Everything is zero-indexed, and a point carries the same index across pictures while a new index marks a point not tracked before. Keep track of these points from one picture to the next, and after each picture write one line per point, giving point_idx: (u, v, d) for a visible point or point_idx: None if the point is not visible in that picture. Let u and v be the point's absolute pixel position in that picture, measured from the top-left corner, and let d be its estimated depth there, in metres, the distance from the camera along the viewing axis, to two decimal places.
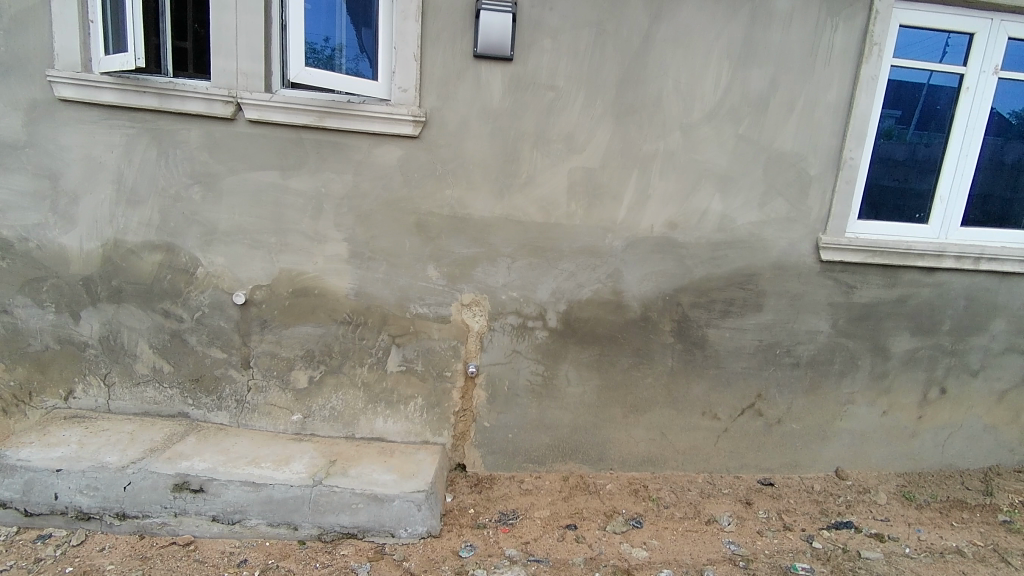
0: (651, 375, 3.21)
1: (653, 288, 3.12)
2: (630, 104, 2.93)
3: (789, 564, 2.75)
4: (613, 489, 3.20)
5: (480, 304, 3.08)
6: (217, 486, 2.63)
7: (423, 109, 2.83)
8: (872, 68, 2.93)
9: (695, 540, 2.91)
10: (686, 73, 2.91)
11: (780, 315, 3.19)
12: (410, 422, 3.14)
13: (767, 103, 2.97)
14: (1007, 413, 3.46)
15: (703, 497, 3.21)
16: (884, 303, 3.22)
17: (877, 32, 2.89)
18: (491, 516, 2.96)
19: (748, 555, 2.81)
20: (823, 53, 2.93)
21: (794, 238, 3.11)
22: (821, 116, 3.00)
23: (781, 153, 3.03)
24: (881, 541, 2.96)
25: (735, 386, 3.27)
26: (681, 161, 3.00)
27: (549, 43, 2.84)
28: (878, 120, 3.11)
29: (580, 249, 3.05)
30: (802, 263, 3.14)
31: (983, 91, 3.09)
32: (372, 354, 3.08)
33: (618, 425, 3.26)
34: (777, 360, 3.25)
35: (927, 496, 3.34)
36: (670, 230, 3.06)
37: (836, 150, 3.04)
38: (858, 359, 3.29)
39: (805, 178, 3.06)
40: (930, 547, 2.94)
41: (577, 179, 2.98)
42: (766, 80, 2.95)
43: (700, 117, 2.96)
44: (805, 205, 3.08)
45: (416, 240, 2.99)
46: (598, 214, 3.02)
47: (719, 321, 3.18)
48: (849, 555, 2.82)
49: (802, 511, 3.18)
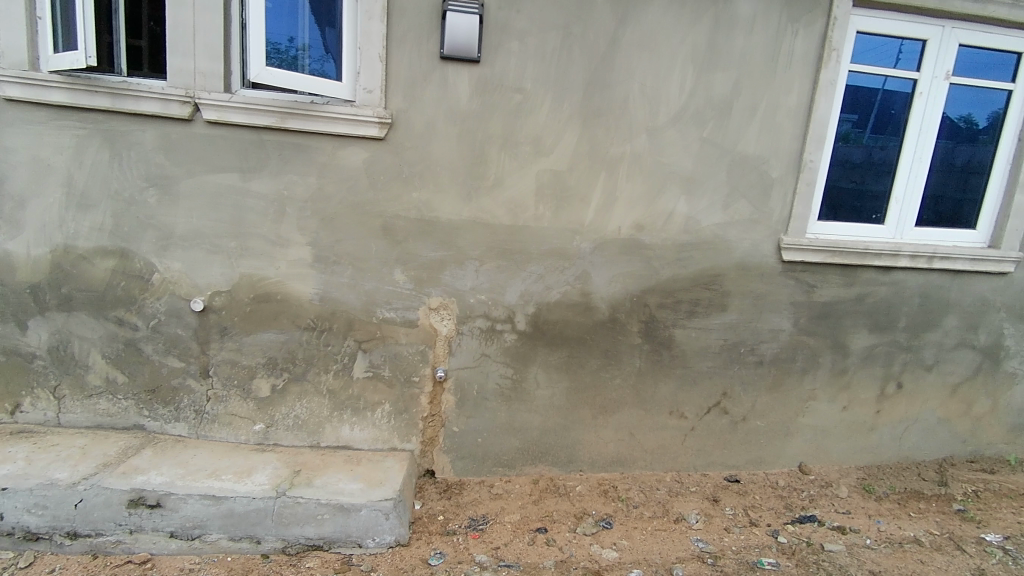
0: (619, 376, 3.23)
1: (621, 290, 3.13)
2: (596, 107, 2.93)
3: (756, 560, 2.79)
4: (583, 490, 3.21)
5: (448, 308, 3.05)
6: (175, 500, 2.53)
7: (387, 110, 2.79)
8: (830, 73, 3.00)
9: (664, 538, 2.93)
10: (652, 77, 2.94)
11: (744, 315, 3.25)
12: (376, 429, 3.09)
13: (730, 107, 3.02)
14: (959, 406, 3.61)
15: (671, 495, 3.25)
16: (843, 302, 3.31)
17: (835, 37, 2.97)
18: (461, 522, 2.93)
19: (716, 551, 2.85)
20: (784, 57, 2.99)
21: (757, 240, 3.17)
22: (782, 119, 3.06)
23: (744, 155, 3.08)
24: (843, 533, 3.04)
25: (702, 386, 3.31)
26: (647, 164, 3.02)
27: (516, 45, 2.83)
28: (836, 123, 3.19)
29: (548, 251, 3.04)
30: (766, 264, 3.20)
31: (935, 95, 3.20)
32: (337, 361, 3.02)
33: (587, 427, 3.27)
34: (742, 359, 3.30)
35: (886, 488, 3.44)
36: (637, 232, 3.08)
37: (796, 153, 3.11)
38: (819, 357, 3.37)
39: (767, 180, 3.12)
40: (890, 538, 3.02)
41: (543, 181, 2.97)
42: (730, 83, 2.99)
43: (666, 120, 2.99)
44: (767, 207, 3.14)
45: (382, 243, 2.94)
46: (566, 216, 3.02)
47: (685, 321, 3.21)
48: (812, 549, 2.89)
49: (766, 507, 3.24)
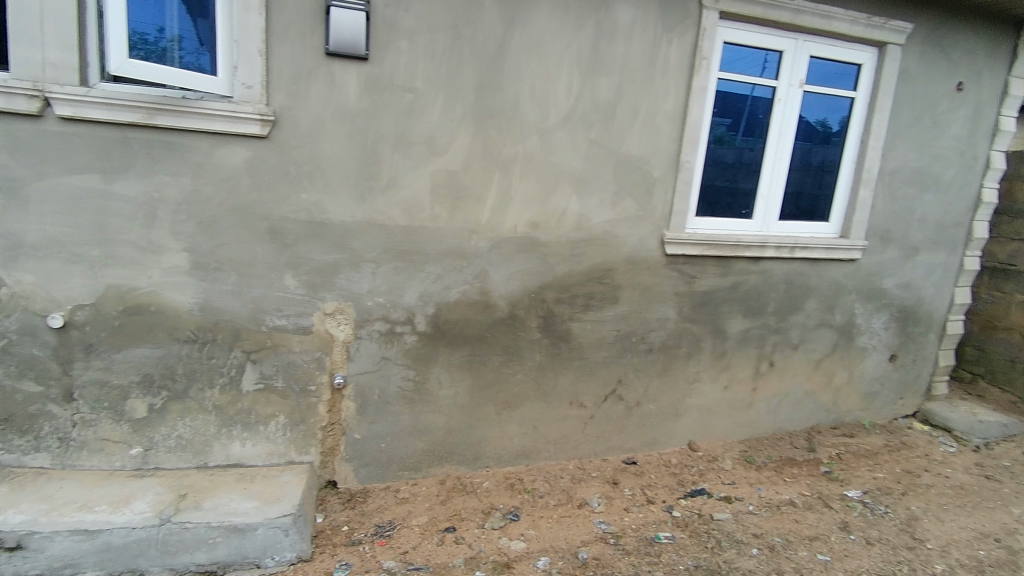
0: (521, 371, 3.31)
1: (519, 287, 3.21)
2: (488, 108, 2.98)
3: (654, 535, 2.98)
4: (490, 486, 3.26)
5: (344, 312, 2.96)
6: (39, 540, 2.27)
7: (270, 107, 2.66)
8: (701, 80, 3.25)
9: (569, 524, 3.04)
10: (541, 79, 3.03)
11: (634, 306, 3.44)
12: (272, 443, 2.94)
13: (614, 110, 3.18)
14: (821, 379, 4.06)
15: (574, 482, 3.38)
16: (720, 290, 3.60)
17: (705, 47, 3.22)
18: (367, 530, 2.87)
19: (617, 531, 3.00)
20: (660, 64, 3.20)
21: (643, 235, 3.37)
22: (661, 122, 3.27)
23: (628, 156, 3.26)
24: (729, 502, 3.31)
25: (599, 376, 3.47)
26: (539, 164, 3.11)
27: (405, 44, 2.80)
28: (711, 126, 3.46)
29: (446, 251, 3.05)
30: (652, 257, 3.41)
31: (791, 102, 3.56)
32: (224, 374, 2.84)
33: (492, 423, 3.31)
34: (634, 347, 3.50)
35: (764, 458, 3.80)
36: (532, 231, 3.17)
37: (675, 154, 3.34)
38: (702, 342, 3.65)
39: (650, 179, 3.32)
40: (769, 502, 3.34)
41: (439, 181, 2.97)
42: (613, 88, 3.15)
43: (555, 122, 3.09)
44: (652, 204, 3.34)
45: (270, 247, 2.80)
46: (463, 216, 3.04)
47: (581, 315, 3.35)
48: (703, 519, 3.13)
49: (661, 484, 3.46)
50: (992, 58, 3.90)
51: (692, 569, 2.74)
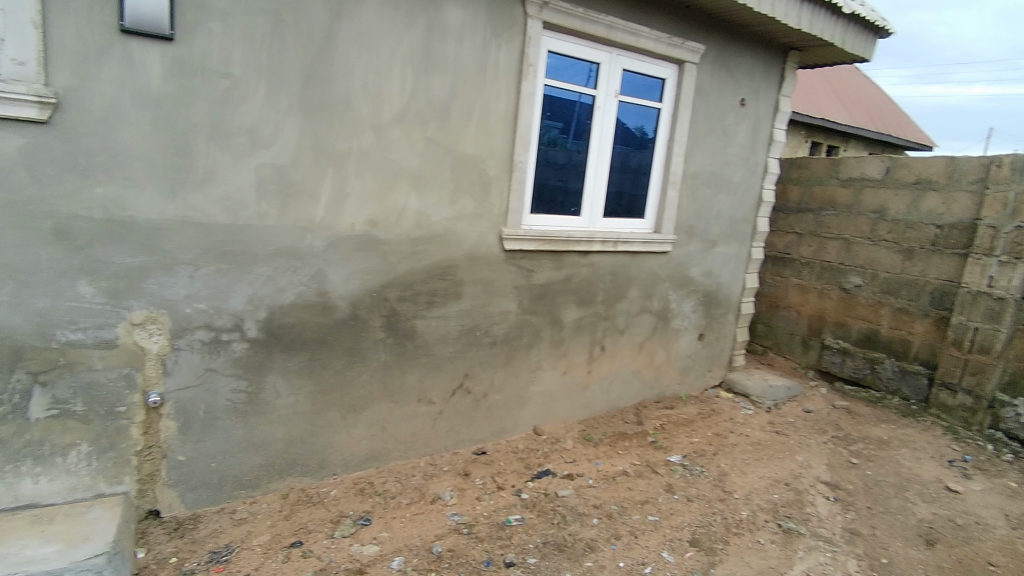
0: (366, 372, 3.24)
1: (359, 286, 3.14)
2: (317, 101, 2.87)
3: (505, 519, 3.11)
4: (338, 494, 3.16)
5: (158, 322, 2.67)
6: None
7: (50, 88, 2.30)
8: (528, 85, 3.45)
9: (422, 521, 3.05)
10: (373, 75, 2.99)
11: (476, 301, 3.55)
12: (72, 477, 2.55)
13: (448, 109, 3.25)
14: (645, 359, 4.53)
15: (426, 479, 3.40)
16: (555, 283, 3.86)
17: (530, 54, 3.42)
18: (199, 559, 2.62)
19: (470, 521, 3.08)
20: (490, 67, 3.33)
21: (482, 232, 3.49)
22: (493, 123, 3.41)
23: (464, 155, 3.35)
24: (571, 479, 3.57)
25: (445, 371, 3.52)
26: (374, 161, 3.07)
27: (219, 27, 2.59)
28: (544, 130, 3.70)
29: (276, 251, 2.88)
30: (491, 253, 3.55)
31: (609, 109, 3.92)
32: (1, 402, 2.40)
33: (337, 429, 3.21)
34: (478, 341, 3.61)
35: (601, 435, 4.15)
36: (370, 228, 3.12)
37: (507, 154, 3.50)
38: (541, 332, 3.88)
39: (486, 178, 3.45)
40: (606, 474, 3.65)
41: (264, 177, 2.80)
42: (446, 87, 3.22)
43: (389, 119, 3.08)
44: (488, 202, 3.48)
45: (58, 251, 2.43)
46: (294, 213, 2.90)
47: (425, 312, 3.38)
48: (549, 498, 3.33)
49: (510, 470, 3.62)
50: (765, 80, 4.66)
51: (541, 545, 2.91)
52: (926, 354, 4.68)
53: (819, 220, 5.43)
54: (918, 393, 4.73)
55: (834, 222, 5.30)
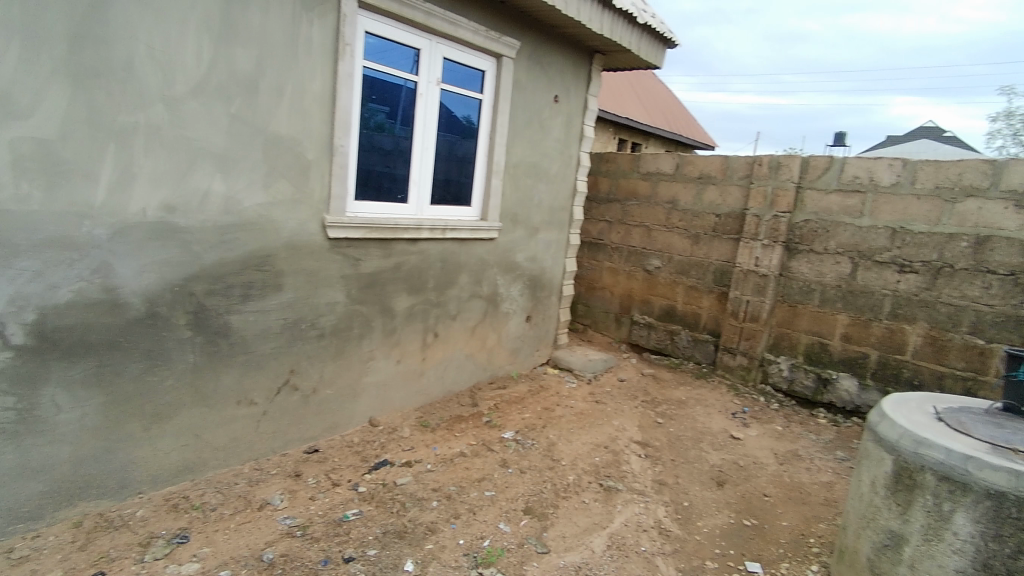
0: (172, 377, 2.92)
1: (158, 280, 2.80)
2: (89, 66, 2.48)
3: (341, 515, 3.02)
4: (146, 514, 2.82)
5: None
6: None
7: None
8: (346, 66, 3.34)
9: (249, 530, 2.84)
10: (162, 40, 2.66)
11: (300, 292, 3.38)
12: None
13: (256, 85, 3.02)
14: (477, 343, 4.70)
15: (252, 485, 3.17)
16: (384, 271, 3.82)
17: (346, 33, 3.31)
18: None
19: (304, 522, 2.94)
20: (302, 44, 3.16)
21: (301, 219, 3.32)
22: (309, 104, 3.25)
23: (277, 136, 3.14)
24: (409, 466, 3.57)
25: (268, 369, 3.31)
26: (168, 138, 2.75)
27: None
28: (370, 114, 3.63)
29: (43, 240, 2.45)
30: (314, 241, 3.39)
31: (431, 96, 3.94)
32: None
33: (139, 442, 2.85)
34: (303, 334, 3.44)
35: (437, 420, 4.21)
36: (168, 214, 2.79)
37: (326, 137, 3.36)
38: (372, 322, 3.81)
39: (303, 161, 3.28)
40: (444, 457, 3.71)
41: (20, 152, 2.36)
42: (252, 61, 2.98)
43: (185, 92, 2.77)
44: (307, 186, 3.31)
45: None
46: (65, 196, 2.49)
47: (241, 306, 3.13)
48: (387, 488, 3.31)
49: (346, 465, 3.52)
50: (575, 78, 5.05)
51: (381, 535, 2.89)
52: (713, 325, 5.46)
53: (626, 209, 6.06)
54: (707, 357, 5.51)
55: (637, 211, 5.96)
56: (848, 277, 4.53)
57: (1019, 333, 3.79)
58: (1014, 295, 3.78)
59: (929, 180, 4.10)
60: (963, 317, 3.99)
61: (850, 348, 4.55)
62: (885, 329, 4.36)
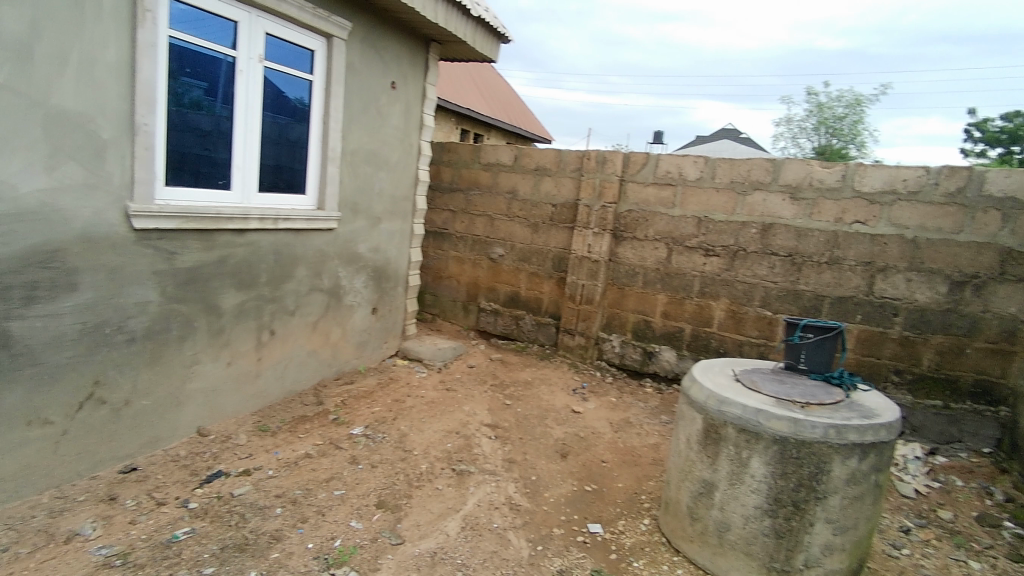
0: None
1: None
2: None
3: (170, 536, 2.73)
4: None
5: None
6: None
7: None
8: (147, 34, 2.95)
9: (52, 569, 2.45)
10: None
11: (102, 292, 2.95)
12: None
13: (28, 49, 2.55)
14: (319, 338, 4.49)
15: (52, 518, 2.73)
16: (207, 265, 3.48)
17: None
18: None
19: (124, 550, 2.61)
20: (89, 5, 2.73)
21: (99, 208, 2.89)
22: (101, 75, 2.82)
23: (61, 111, 2.69)
24: (248, 474, 3.32)
25: (66, 382, 2.85)
26: None
27: None
28: (184, 90, 3.26)
29: None
30: (117, 233, 2.98)
31: (254, 75, 3.64)
32: None
33: None
34: (109, 340, 3.02)
35: (279, 422, 3.97)
36: None
37: (126, 114, 2.95)
38: (195, 322, 3.46)
39: (97, 141, 2.85)
40: (287, 461, 3.51)
41: None
42: (21, 20, 2.50)
43: None
44: (103, 170, 2.88)
45: None
46: None
47: (24, 311, 2.65)
48: (223, 501, 3.05)
49: (173, 481, 3.17)
50: (411, 66, 5.00)
51: (219, 551, 2.66)
52: (553, 309, 5.80)
53: (468, 199, 6.17)
54: (548, 339, 5.85)
55: (479, 200, 6.10)
56: (665, 261, 5.09)
57: (794, 303, 4.56)
58: (790, 272, 4.54)
59: (724, 176, 4.75)
60: (754, 292, 4.70)
61: (669, 324, 5.13)
62: (696, 305, 4.98)
